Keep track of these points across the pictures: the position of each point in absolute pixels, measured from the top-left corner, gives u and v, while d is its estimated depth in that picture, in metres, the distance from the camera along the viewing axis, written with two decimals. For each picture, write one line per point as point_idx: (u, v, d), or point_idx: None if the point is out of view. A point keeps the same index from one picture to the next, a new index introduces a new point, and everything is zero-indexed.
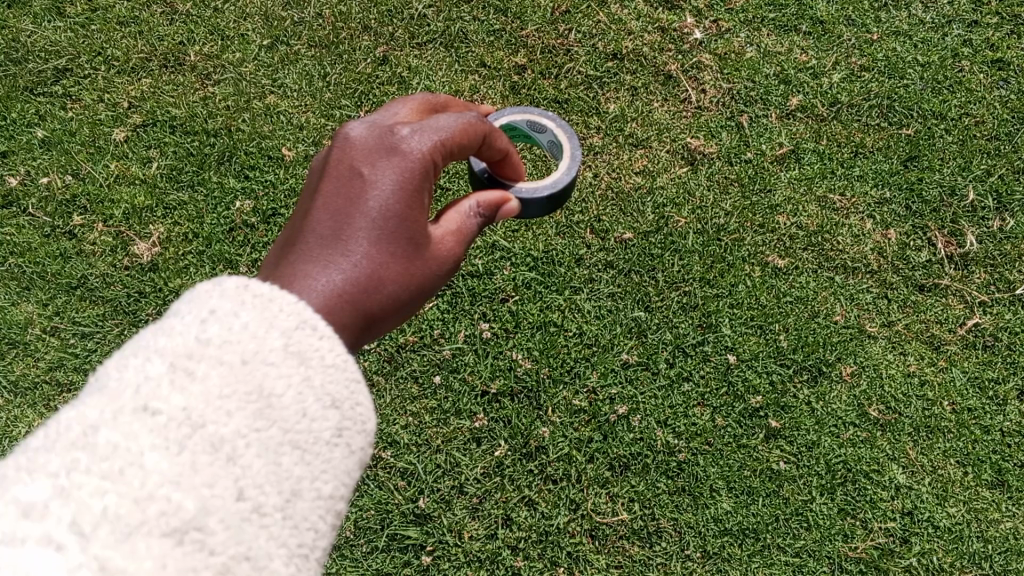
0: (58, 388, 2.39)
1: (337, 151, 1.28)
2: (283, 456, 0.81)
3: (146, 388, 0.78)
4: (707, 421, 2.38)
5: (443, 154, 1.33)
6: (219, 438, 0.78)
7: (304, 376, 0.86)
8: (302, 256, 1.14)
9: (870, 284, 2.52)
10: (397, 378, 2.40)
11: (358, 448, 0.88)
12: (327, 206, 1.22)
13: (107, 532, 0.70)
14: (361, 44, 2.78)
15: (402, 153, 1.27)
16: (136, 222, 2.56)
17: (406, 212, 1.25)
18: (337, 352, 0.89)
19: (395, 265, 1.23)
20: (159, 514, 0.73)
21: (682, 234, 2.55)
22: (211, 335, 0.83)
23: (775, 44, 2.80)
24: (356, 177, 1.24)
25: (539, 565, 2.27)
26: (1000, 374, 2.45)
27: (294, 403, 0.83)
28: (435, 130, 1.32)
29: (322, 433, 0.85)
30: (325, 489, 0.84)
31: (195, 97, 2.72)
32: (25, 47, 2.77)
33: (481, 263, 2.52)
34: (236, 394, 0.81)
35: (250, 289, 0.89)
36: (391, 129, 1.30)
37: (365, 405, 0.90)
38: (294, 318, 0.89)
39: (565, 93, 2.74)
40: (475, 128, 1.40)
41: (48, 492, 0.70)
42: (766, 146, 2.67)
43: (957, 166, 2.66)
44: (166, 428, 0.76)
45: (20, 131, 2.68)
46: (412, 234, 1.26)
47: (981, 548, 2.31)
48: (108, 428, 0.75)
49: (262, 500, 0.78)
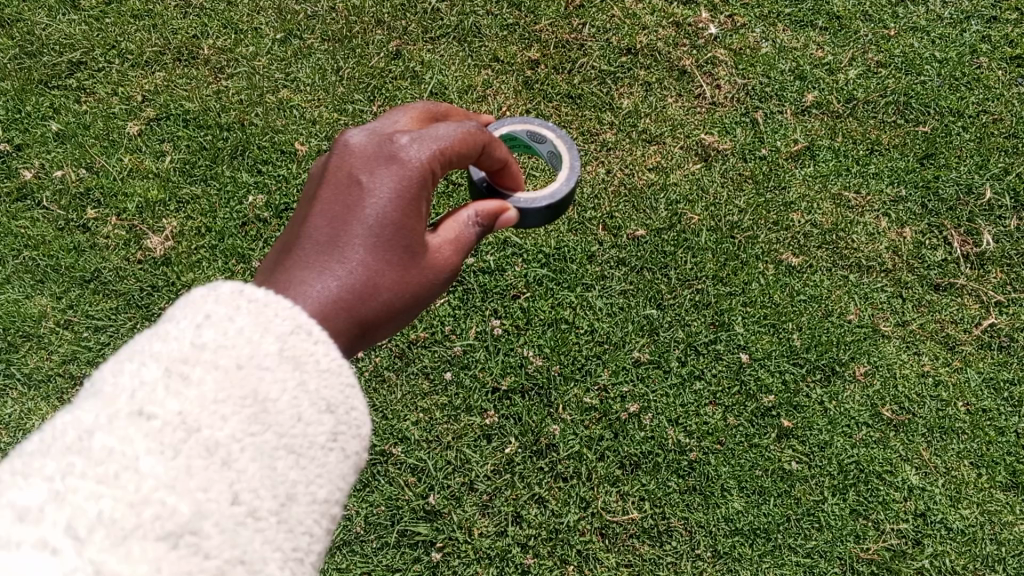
0: (71, 381, 2.41)
1: (336, 158, 1.28)
2: (278, 461, 0.82)
3: (142, 393, 0.78)
4: (718, 420, 2.38)
5: (444, 163, 1.33)
6: (214, 442, 0.78)
7: (298, 381, 0.86)
8: (299, 263, 1.14)
9: (884, 283, 2.50)
10: (408, 374, 2.40)
11: (352, 453, 0.89)
12: (326, 212, 1.22)
13: (102, 536, 0.70)
14: (374, 38, 2.77)
15: (402, 161, 1.27)
16: (149, 216, 2.57)
17: (404, 220, 1.25)
18: (332, 357, 0.90)
19: (390, 273, 1.23)
20: (154, 518, 0.73)
21: (694, 232, 2.54)
22: (206, 340, 0.83)
23: (791, 40, 2.77)
24: (355, 183, 1.24)
25: (549, 563, 2.27)
26: (1015, 375, 2.43)
27: (289, 407, 0.84)
28: (436, 136, 1.31)
29: (317, 437, 0.85)
30: (320, 493, 0.84)
31: (209, 90, 2.72)
32: (39, 40, 2.78)
33: (492, 260, 2.51)
34: (231, 398, 0.81)
35: (245, 294, 0.90)
36: (390, 137, 1.30)
37: (360, 409, 0.90)
38: (289, 323, 0.89)
39: (578, 89, 2.72)
40: (475, 137, 1.39)
41: (43, 496, 0.69)
42: (781, 143, 2.65)
43: (975, 164, 2.64)
44: (161, 433, 0.77)
45: (34, 125, 2.69)
46: (408, 242, 1.26)
47: (994, 550, 2.29)
48: (103, 433, 0.75)
49: (257, 504, 0.78)
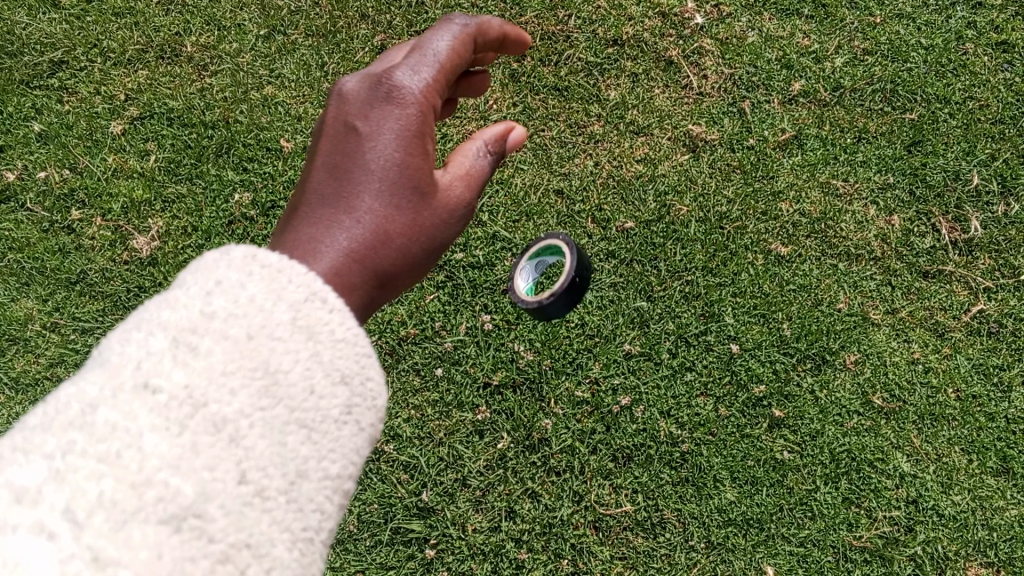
0: (60, 384, 2.40)
1: (333, 111, 1.25)
2: (289, 436, 0.75)
3: (147, 363, 0.73)
4: (710, 411, 2.38)
5: (440, 92, 1.28)
6: (222, 418, 0.73)
7: (312, 352, 0.79)
8: (307, 218, 1.11)
9: (874, 271, 2.51)
10: (398, 370, 2.39)
11: (367, 426, 0.82)
12: (328, 164, 1.18)
13: (102, 520, 0.65)
14: (358, 32, 2.74)
15: (398, 100, 1.22)
16: (135, 216, 2.55)
17: (407, 159, 1.21)
18: (349, 326, 0.82)
19: (401, 217, 1.19)
20: (156, 500, 0.68)
21: (683, 223, 2.53)
22: (215, 309, 0.77)
23: (777, 29, 2.75)
24: (353, 131, 1.20)
25: (543, 557, 2.28)
26: (1005, 361, 2.45)
27: (301, 380, 0.77)
28: (426, 65, 1.27)
29: (330, 410, 0.78)
30: (333, 469, 0.78)
31: (193, 88, 2.70)
32: (20, 40, 2.74)
33: (482, 254, 2.50)
34: (240, 370, 0.75)
35: (258, 258, 0.82)
36: (380, 76, 1.25)
37: (376, 380, 0.83)
38: (303, 290, 0.82)
39: (565, 81, 2.70)
40: (461, 47, 1.32)
41: (43, 475, 0.65)
42: (768, 133, 2.65)
43: (961, 150, 2.64)
44: (166, 408, 0.71)
45: (16, 125, 2.65)
46: (415, 183, 1.22)
47: (986, 536, 2.32)
48: (106, 408, 0.70)
49: (265, 484, 0.73)
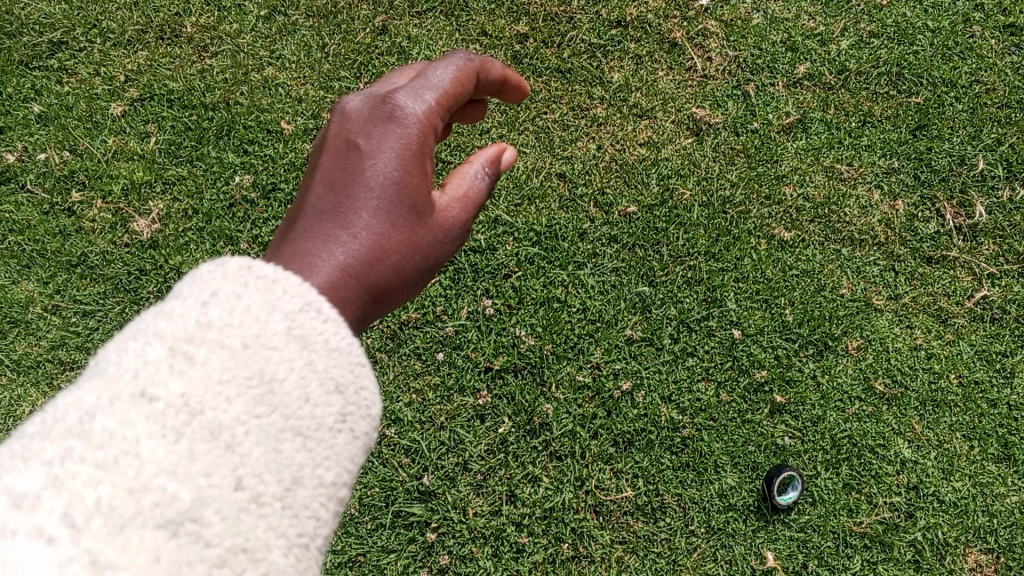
0: (61, 366, 2.39)
1: (334, 127, 1.23)
2: (284, 444, 0.75)
3: (145, 373, 0.73)
4: (711, 396, 2.37)
5: (442, 114, 1.26)
6: (218, 425, 0.73)
7: (306, 361, 0.79)
8: (303, 235, 1.09)
9: (877, 257, 2.50)
10: (400, 355, 2.38)
11: (362, 434, 0.81)
12: (327, 181, 1.17)
13: (101, 524, 0.65)
14: (360, 13, 2.71)
15: (398, 120, 1.21)
16: (135, 199, 2.54)
17: (405, 178, 1.19)
18: (343, 336, 0.82)
19: (397, 234, 1.17)
20: (153, 505, 0.67)
21: (686, 208, 2.52)
22: (211, 319, 0.77)
23: (782, 10, 2.72)
24: (353, 149, 1.19)
25: (544, 540, 2.29)
26: (1008, 347, 2.45)
27: (296, 388, 0.77)
28: (428, 89, 1.25)
29: (325, 418, 0.78)
30: (327, 476, 0.77)
31: (193, 69, 2.67)
32: (18, 20, 2.70)
33: (483, 238, 2.48)
34: (236, 378, 0.75)
35: (254, 270, 0.83)
36: (383, 97, 1.23)
37: (370, 389, 0.83)
38: (297, 301, 0.82)
39: (568, 63, 2.67)
40: (465, 74, 1.30)
41: (41, 481, 0.64)
42: (773, 116, 2.62)
43: (968, 134, 2.62)
44: (164, 415, 0.71)
45: (15, 107, 2.63)
46: (413, 201, 1.20)
47: (986, 522, 2.33)
48: (104, 416, 0.69)
49: (261, 490, 0.72)
